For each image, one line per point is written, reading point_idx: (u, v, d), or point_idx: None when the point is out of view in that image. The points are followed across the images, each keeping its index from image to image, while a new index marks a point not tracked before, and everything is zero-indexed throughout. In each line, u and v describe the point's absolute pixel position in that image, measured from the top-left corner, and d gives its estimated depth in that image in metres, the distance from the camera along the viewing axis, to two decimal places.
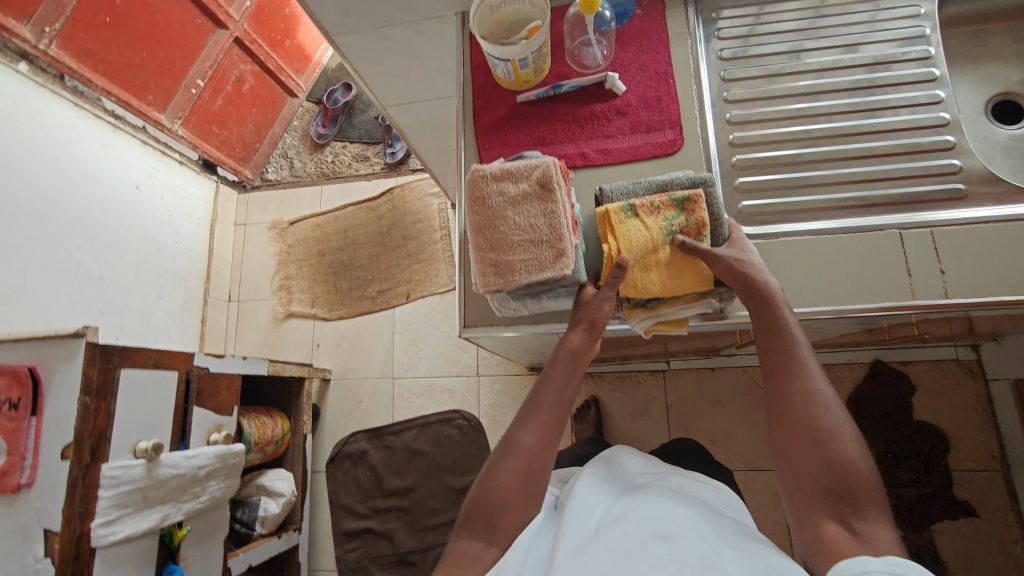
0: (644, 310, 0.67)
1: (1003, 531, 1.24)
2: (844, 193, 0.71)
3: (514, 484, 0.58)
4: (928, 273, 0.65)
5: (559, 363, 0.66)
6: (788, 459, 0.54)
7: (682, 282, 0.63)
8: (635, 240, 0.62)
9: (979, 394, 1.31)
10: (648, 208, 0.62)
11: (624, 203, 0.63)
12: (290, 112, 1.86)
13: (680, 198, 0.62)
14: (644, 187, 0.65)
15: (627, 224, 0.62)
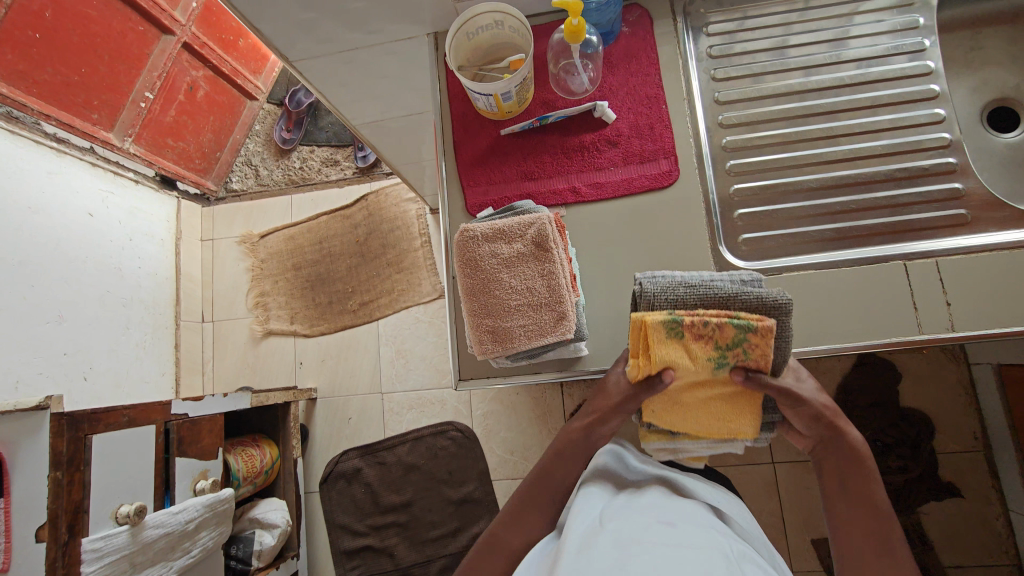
0: (662, 440, 0.65)
1: (987, 509, 1.29)
2: (846, 221, 0.69)
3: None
4: (934, 305, 0.63)
5: (568, 453, 0.66)
6: None
7: (713, 425, 0.62)
8: (672, 362, 0.58)
9: (962, 378, 1.33)
10: (700, 332, 0.57)
11: (671, 317, 0.57)
12: (250, 116, 1.74)
13: (744, 328, 0.56)
14: (698, 297, 0.59)
15: (668, 345, 0.57)
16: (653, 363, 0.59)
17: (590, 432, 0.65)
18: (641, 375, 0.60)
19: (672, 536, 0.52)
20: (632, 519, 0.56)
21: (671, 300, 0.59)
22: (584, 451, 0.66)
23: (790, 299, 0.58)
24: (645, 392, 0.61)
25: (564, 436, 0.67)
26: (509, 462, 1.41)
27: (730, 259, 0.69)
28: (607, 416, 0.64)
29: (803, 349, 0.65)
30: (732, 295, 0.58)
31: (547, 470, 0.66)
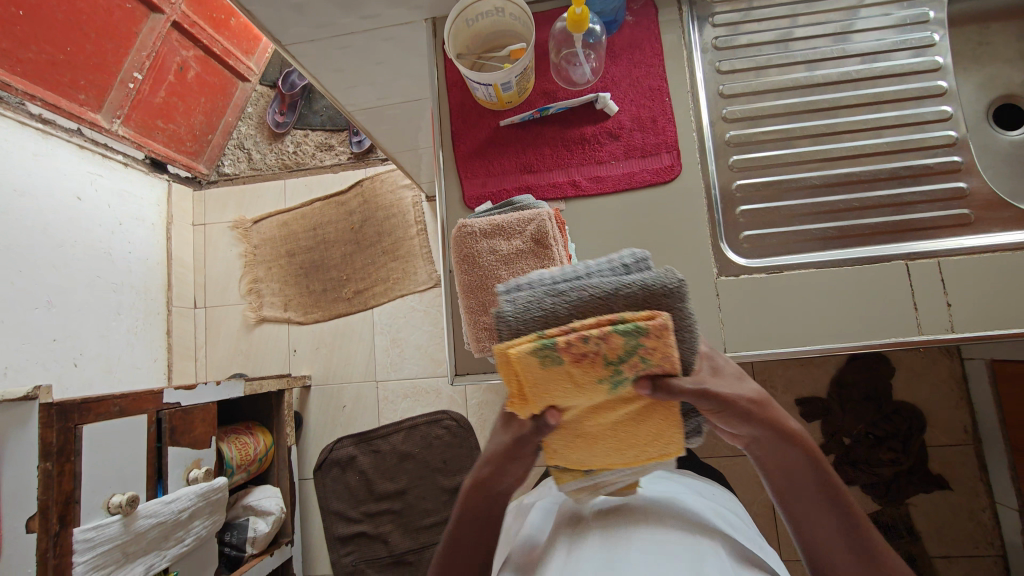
0: (580, 476, 0.54)
1: (974, 501, 1.30)
2: (848, 220, 0.68)
3: None
4: (935, 306, 0.63)
5: (469, 525, 0.53)
6: None
7: (630, 453, 0.49)
8: (555, 397, 0.43)
9: (955, 372, 1.34)
10: (576, 354, 0.39)
11: (538, 344, 0.39)
12: (242, 98, 1.70)
13: (633, 336, 0.39)
14: (568, 300, 0.41)
15: (544, 376, 0.41)
16: (532, 403, 0.43)
17: (488, 490, 0.52)
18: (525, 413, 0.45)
19: (659, 540, 0.52)
20: (616, 523, 0.56)
21: (538, 309, 0.41)
22: (489, 512, 0.53)
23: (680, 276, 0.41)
24: (532, 430, 0.46)
25: (460, 501, 0.54)
26: None
27: (732, 256, 0.68)
28: (503, 470, 0.51)
29: (803, 349, 0.64)
30: (614, 289, 0.40)
31: (452, 550, 0.53)
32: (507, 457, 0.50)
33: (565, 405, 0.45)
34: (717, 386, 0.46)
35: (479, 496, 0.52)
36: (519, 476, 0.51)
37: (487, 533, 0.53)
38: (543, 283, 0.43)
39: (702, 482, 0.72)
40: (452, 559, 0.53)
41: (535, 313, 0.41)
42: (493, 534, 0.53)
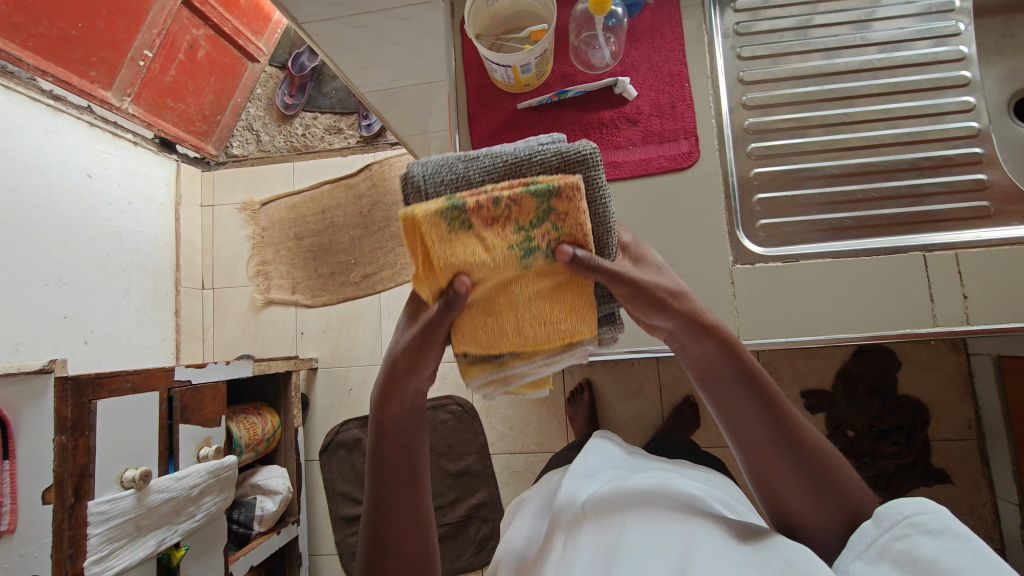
0: (489, 369, 0.51)
1: (974, 495, 1.31)
2: (866, 211, 0.68)
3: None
4: (951, 298, 0.62)
5: (390, 422, 0.53)
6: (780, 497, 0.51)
7: (541, 331, 0.49)
8: (464, 264, 0.44)
9: (961, 368, 1.34)
10: (486, 215, 0.43)
11: (446, 204, 0.42)
12: (251, 78, 1.69)
13: (540, 197, 0.43)
14: (485, 172, 0.44)
15: (453, 238, 0.43)
16: (441, 274, 0.44)
17: (399, 392, 0.53)
18: (435, 288, 0.46)
19: (650, 524, 0.54)
20: (608, 513, 0.57)
21: (453, 181, 0.45)
22: (406, 412, 0.54)
23: (590, 147, 0.44)
24: (442, 309, 0.46)
25: (374, 415, 0.54)
26: (507, 437, 1.43)
27: (748, 246, 0.68)
28: (412, 365, 0.51)
29: (816, 338, 0.65)
30: (522, 158, 0.44)
31: (384, 464, 0.53)
32: (412, 352, 0.50)
33: (476, 281, 0.45)
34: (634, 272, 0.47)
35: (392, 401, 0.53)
36: (429, 368, 0.52)
37: (410, 435, 0.54)
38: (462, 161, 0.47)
39: (691, 470, 0.74)
40: (387, 473, 0.53)
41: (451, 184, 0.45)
42: (416, 434, 0.54)
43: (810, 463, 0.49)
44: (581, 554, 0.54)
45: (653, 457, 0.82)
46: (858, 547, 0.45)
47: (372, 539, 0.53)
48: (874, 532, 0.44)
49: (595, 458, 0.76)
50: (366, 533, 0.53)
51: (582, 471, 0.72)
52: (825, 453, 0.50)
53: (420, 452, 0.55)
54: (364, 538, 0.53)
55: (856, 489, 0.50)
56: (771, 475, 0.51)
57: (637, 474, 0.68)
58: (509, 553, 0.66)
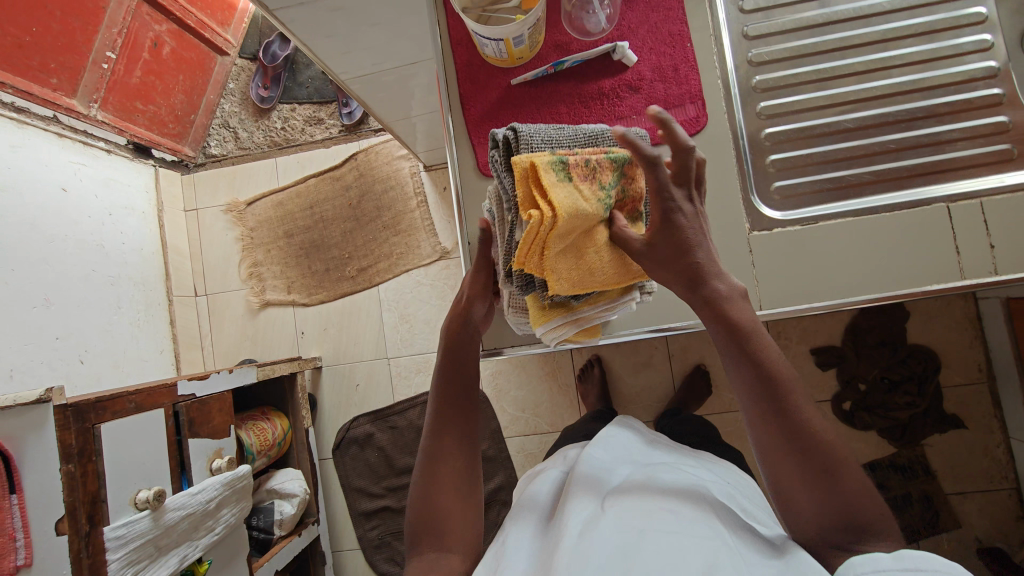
0: (565, 312, 0.57)
1: (988, 438, 1.32)
2: (883, 164, 0.65)
3: (451, 490, 0.57)
4: (978, 248, 0.61)
5: (453, 349, 0.62)
6: (781, 475, 0.46)
7: (612, 272, 0.54)
8: (575, 208, 0.47)
9: (969, 312, 1.34)
10: (585, 169, 0.49)
11: (554, 155, 0.48)
12: (222, 73, 1.62)
13: (621, 159, 0.52)
14: (570, 136, 0.52)
15: (563, 187, 0.47)
16: (557, 213, 0.46)
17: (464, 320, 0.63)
18: (542, 234, 0.47)
19: (674, 519, 0.49)
20: (630, 505, 0.52)
21: (547, 143, 0.50)
22: (470, 341, 0.63)
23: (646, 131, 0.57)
24: (546, 249, 0.48)
25: (443, 341, 0.63)
26: (520, 419, 1.42)
27: (766, 212, 0.65)
28: (474, 297, 0.63)
29: (842, 302, 0.62)
30: (599, 132, 0.54)
31: (447, 385, 0.61)
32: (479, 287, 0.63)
33: (576, 224, 0.49)
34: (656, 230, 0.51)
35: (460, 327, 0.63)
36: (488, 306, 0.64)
37: (470, 367, 0.62)
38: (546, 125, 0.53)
39: (715, 465, 0.69)
40: (448, 389, 0.61)
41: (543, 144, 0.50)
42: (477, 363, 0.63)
43: (808, 438, 0.45)
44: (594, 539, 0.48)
45: (679, 447, 0.74)
46: (861, 569, 0.42)
47: (430, 452, 0.59)
48: (891, 563, 0.42)
49: (618, 439, 0.70)
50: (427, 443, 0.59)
51: (606, 456, 0.65)
52: (830, 430, 0.46)
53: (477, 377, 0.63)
54: (424, 450, 0.59)
55: (856, 482, 0.45)
56: (764, 441, 0.47)
57: (662, 466, 0.62)
58: (512, 522, 0.59)
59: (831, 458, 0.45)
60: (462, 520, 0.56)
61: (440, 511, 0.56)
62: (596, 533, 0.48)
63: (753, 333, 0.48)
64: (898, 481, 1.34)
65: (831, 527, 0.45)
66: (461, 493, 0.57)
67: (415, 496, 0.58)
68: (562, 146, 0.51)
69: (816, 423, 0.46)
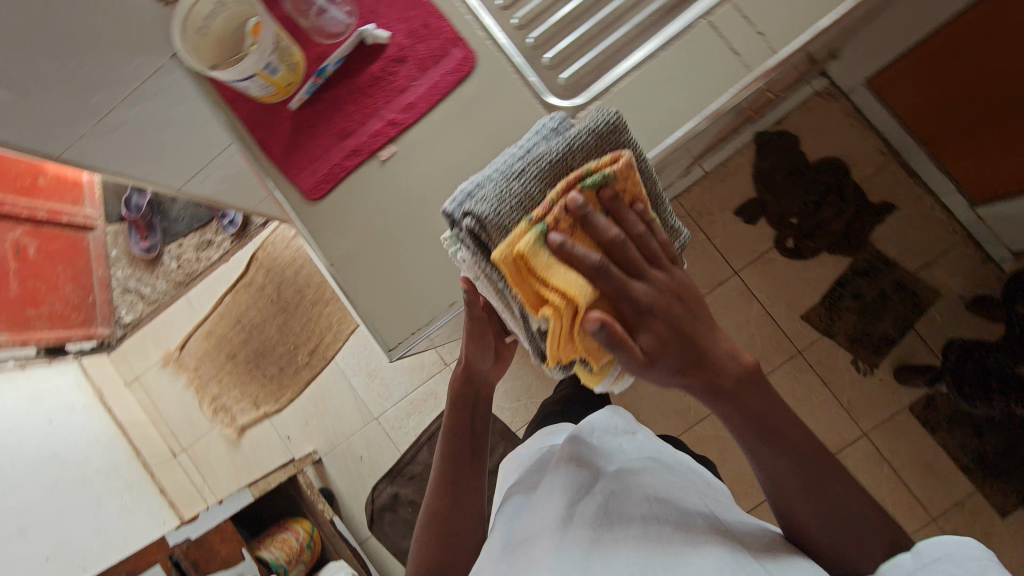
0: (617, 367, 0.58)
1: (922, 206, 1.37)
2: (642, 13, 0.66)
3: (452, 515, 0.74)
4: (749, 41, 0.64)
5: (455, 406, 0.78)
6: (806, 523, 0.52)
7: None
8: (578, 287, 0.48)
9: (847, 109, 1.39)
10: (566, 219, 0.50)
11: (533, 227, 0.49)
12: (100, 246, 1.63)
13: (600, 182, 0.50)
14: (534, 176, 0.52)
15: (559, 268, 0.49)
16: (566, 300, 0.48)
17: (467, 380, 0.77)
18: (565, 323, 0.50)
19: (649, 500, 0.59)
20: (617, 487, 0.62)
21: (516, 205, 0.52)
22: (470, 399, 0.78)
23: (612, 115, 0.53)
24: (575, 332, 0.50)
25: (450, 396, 0.78)
26: (519, 408, 1.43)
27: (557, 105, 0.67)
28: (474, 354, 0.72)
29: (661, 145, 0.67)
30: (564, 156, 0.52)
31: (451, 437, 0.77)
32: (474, 345, 0.71)
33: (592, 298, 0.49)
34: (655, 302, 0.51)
35: (466, 385, 0.77)
36: (488, 360, 0.73)
37: (470, 422, 0.78)
38: (502, 174, 0.54)
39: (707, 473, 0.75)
40: (452, 440, 0.77)
41: (509, 212, 0.51)
42: (483, 419, 0.79)
43: (834, 505, 0.50)
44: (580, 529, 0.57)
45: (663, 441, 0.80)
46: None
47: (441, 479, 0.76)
48: (912, 563, 0.48)
49: (616, 429, 0.76)
50: (439, 471, 0.76)
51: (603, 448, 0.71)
52: (848, 494, 0.51)
53: (476, 431, 0.78)
54: (439, 470, 0.76)
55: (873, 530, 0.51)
56: (790, 501, 0.52)
57: (656, 456, 0.70)
58: (504, 505, 0.71)
59: (857, 519, 0.51)
60: (465, 530, 0.74)
61: (452, 527, 0.74)
62: (584, 505, 0.60)
63: (778, 427, 0.51)
64: (869, 285, 1.38)
65: (846, 561, 0.51)
66: (461, 511, 0.74)
67: (427, 509, 0.75)
68: (530, 200, 0.52)
69: (840, 489, 0.51)
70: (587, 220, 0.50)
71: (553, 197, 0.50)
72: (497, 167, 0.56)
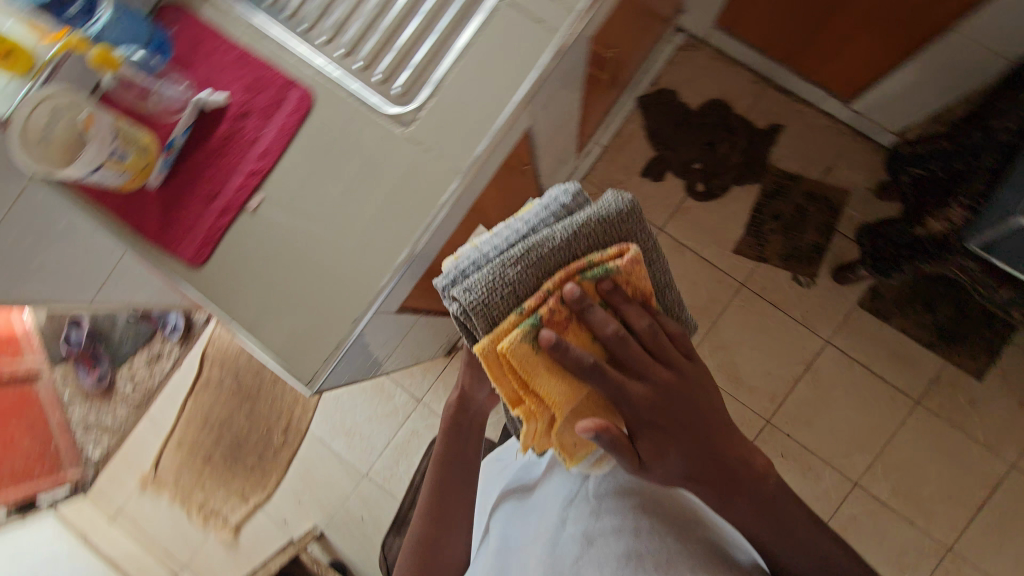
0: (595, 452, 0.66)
1: (805, 118, 1.45)
2: (448, 13, 0.72)
3: (442, 535, 0.75)
4: (547, 8, 0.69)
5: (450, 435, 0.77)
6: (775, 551, 0.61)
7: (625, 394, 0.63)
8: (554, 395, 0.57)
9: (709, 54, 1.48)
10: (557, 314, 0.56)
11: (528, 320, 0.55)
12: (51, 391, 1.61)
13: (601, 274, 0.57)
14: (529, 262, 0.57)
15: (543, 376, 0.56)
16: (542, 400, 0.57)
17: (465, 409, 0.77)
18: (540, 418, 0.59)
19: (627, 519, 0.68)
20: (598, 506, 0.70)
21: (508, 293, 0.56)
22: (468, 428, 0.78)
23: (622, 205, 0.59)
24: (551, 425, 0.59)
25: (445, 423, 0.78)
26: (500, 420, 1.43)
27: (397, 112, 0.70)
28: (472, 385, 0.76)
29: (500, 122, 0.69)
30: (567, 241, 0.57)
31: (446, 465, 0.76)
32: (471, 378, 0.75)
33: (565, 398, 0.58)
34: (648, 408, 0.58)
35: (462, 416, 0.77)
36: (483, 395, 0.76)
37: (465, 449, 0.77)
38: (493, 258, 0.58)
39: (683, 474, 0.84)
40: (447, 468, 0.76)
41: (500, 297, 0.56)
42: (476, 445, 0.78)
43: (797, 542, 0.60)
44: (564, 553, 0.68)
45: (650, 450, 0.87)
46: None
47: (436, 501, 0.76)
48: None
49: None
50: (431, 494, 0.76)
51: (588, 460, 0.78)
52: (809, 532, 0.60)
53: (473, 458, 0.78)
54: (428, 492, 0.77)
55: (828, 558, 0.60)
56: (763, 541, 0.60)
57: None
58: (498, 509, 0.84)
59: (816, 549, 0.60)
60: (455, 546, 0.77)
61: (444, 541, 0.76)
62: (572, 510, 0.72)
63: (759, 491, 0.59)
64: (784, 203, 1.44)
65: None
66: (452, 529, 0.76)
67: (416, 530, 0.77)
68: (526, 292, 0.56)
69: (802, 527, 0.60)
70: (582, 313, 0.56)
71: (548, 288, 0.56)
72: (498, 243, 0.60)
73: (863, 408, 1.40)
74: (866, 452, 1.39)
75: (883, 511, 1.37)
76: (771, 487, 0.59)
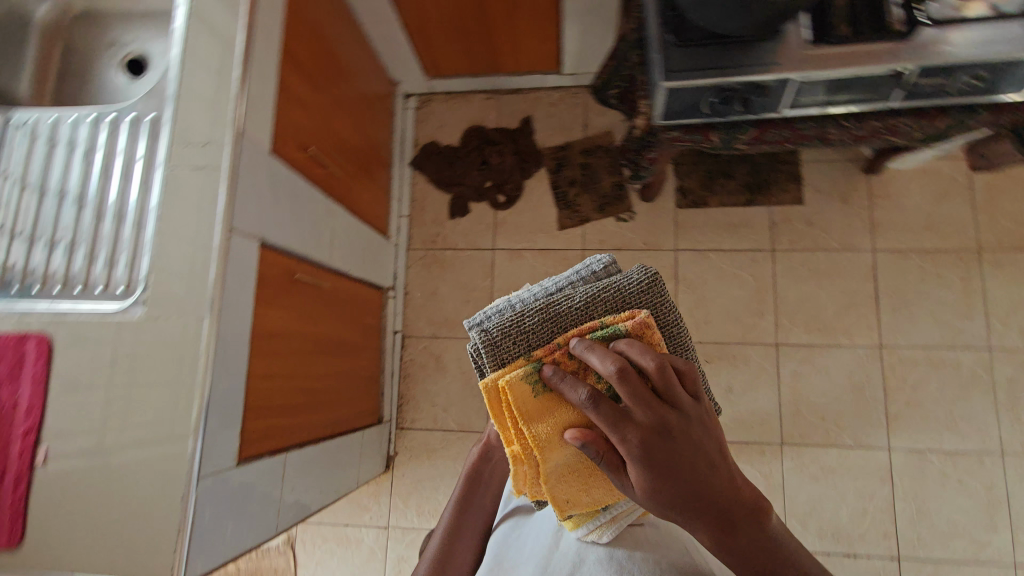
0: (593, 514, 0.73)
1: (543, 99, 1.62)
2: (127, 207, 0.80)
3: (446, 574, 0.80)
4: (202, 153, 0.78)
5: (472, 482, 0.85)
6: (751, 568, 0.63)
7: None
8: (542, 436, 0.67)
9: (442, 100, 1.66)
10: (556, 355, 0.67)
11: (531, 363, 0.66)
12: None
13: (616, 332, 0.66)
14: (540, 313, 0.69)
15: (535, 421, 0.66)
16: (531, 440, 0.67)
17: (487, 455, 0.86)
18: (525, 461, 0.69)
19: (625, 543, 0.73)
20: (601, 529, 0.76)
21: (515, 337, 0.68)
22: (489, 475, 0.86)
23: (650, 280, 0.71)
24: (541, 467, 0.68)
25: (468, 471, 0.86)
26: None
27: (121, 306, 0.76)
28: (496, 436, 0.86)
29: (212, 257, 0.74)
30: (588, 302, 0.69)
31: (466, 509, 0.84)
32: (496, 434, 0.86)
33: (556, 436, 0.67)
34: (654, 443, 0.61)
35: (483, 463, 0.86)
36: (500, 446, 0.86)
37: (482, 494, 0.85)
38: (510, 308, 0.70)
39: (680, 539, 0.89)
40: (466, 512, 0.84)
41: (509, 343, 0.68)
42: (493, 495, 0.86)
43: (769, 557, 0.63)
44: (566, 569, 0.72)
45: None
46: None
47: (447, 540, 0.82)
48: None
49: None
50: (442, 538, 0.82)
51: None
52: (782, 545, 0.64)
53: (489, 503, 0.86)
54: (441, 535, 0.82)
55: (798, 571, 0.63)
56: (737, 561, 0.63)
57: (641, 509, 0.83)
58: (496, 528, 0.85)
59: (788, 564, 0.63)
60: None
61: None
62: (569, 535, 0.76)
63: (733, 509, 0.62)
64: (571, 169, 1.58)
65: None
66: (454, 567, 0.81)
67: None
68: (532, 338, 0.68)
69: (771, 540, 0.63)
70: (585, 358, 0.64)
71: (561, 340, 0.67)
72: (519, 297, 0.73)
73: (738, 283, 1.50)
74: (766, 314, 1.48)
75: (811, 351, 1.45)
76: (750, 510, 0.63)
